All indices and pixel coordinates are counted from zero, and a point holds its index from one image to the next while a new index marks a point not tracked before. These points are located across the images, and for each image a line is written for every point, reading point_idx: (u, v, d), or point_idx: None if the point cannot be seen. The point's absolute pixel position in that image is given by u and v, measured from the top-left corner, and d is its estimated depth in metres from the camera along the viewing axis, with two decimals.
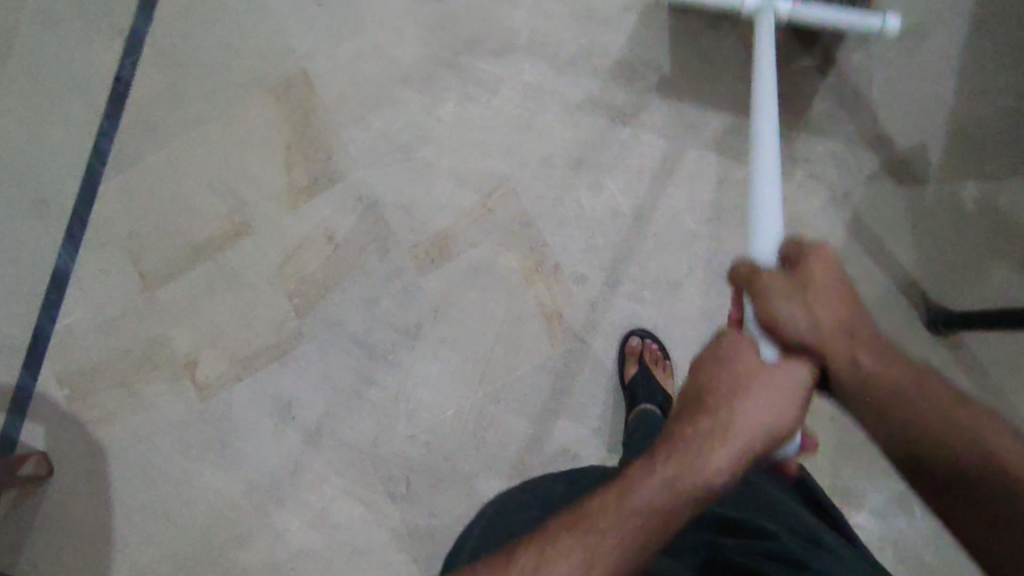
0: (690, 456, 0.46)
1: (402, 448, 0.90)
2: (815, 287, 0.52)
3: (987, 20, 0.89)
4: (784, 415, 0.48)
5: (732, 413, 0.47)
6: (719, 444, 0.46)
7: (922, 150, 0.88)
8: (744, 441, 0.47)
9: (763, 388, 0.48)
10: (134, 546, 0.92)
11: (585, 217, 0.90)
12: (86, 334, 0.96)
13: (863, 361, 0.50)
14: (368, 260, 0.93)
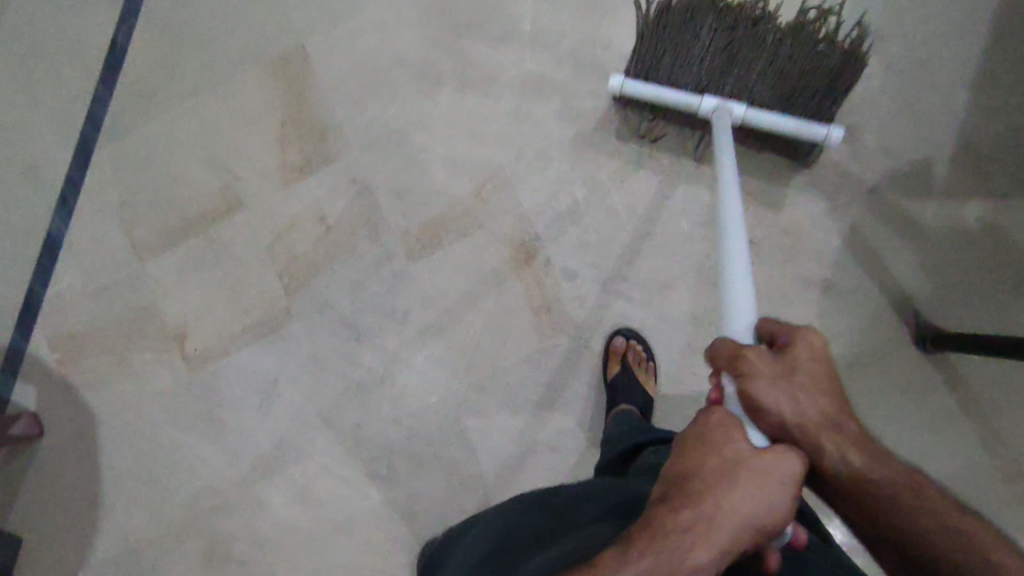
0: (674, 547, 0.45)
1: (385, 430, 0.91)
2: (801, 374, 0.53)
3: (998, 34, 0.87)
4: (779, 504, 0.47)
5: (725, 498, 0.47)
6: (705, 537, 0.45)
7: (923, 163, 0.87)
8: (735, 528, 0.46)
9: (751, 480, 0.47)
10: (121, 510, 0.94)
11: (578, 212, 0.90)
12: (78, 300, 0.97)
13: (850, 454, 0.51)
14: (359, 242, 0.93)
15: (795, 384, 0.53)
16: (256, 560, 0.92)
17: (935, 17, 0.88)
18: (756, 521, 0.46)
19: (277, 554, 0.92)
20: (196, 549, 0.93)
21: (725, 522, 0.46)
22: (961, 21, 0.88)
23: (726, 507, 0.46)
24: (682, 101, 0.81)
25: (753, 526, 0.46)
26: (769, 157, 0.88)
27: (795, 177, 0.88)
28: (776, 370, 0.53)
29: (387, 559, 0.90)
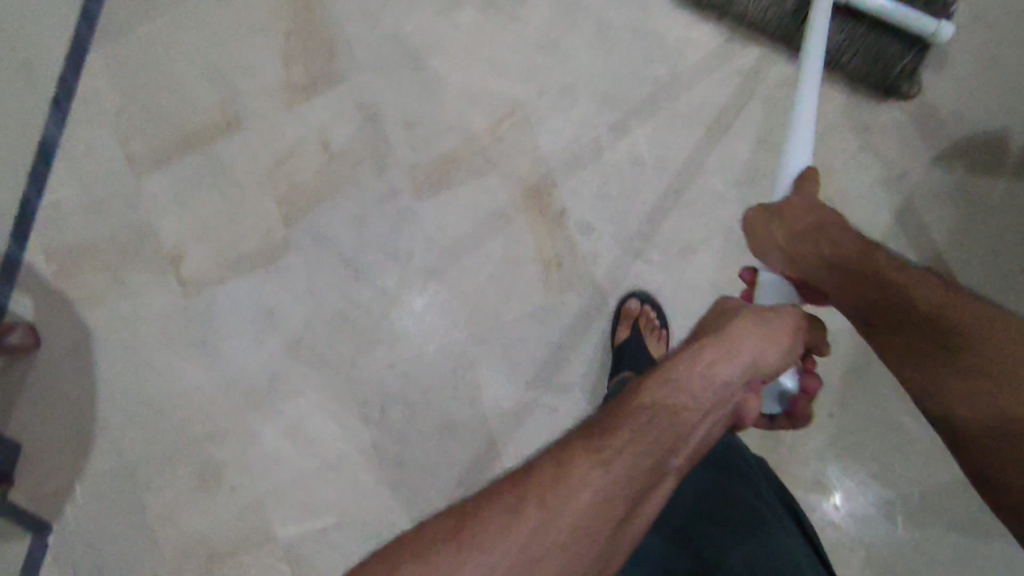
0: (685, 375, 0.43)
1: (380, 373, 0.88)
2: (791, 212, 0.56)
3: None
4: (782, 337, 0.46)
5: (724, 333, 0.46)
6: (718, 359, 0.44)
7: (998, 133, 0.77)
8: (741, 361, 0.44)
9: (755, 319, 0.46)
10: (118, 425, 0.95)
11: (602, 160, 0.81)
12: (73, 212, 0.93)
13: (831, 252, 0.53)
14: (363, 174, 0.87)
15: (789, 214, 0.56)
16: (247, 487, 0.92)
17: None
18: (762, 353, 0.45)
19: (266, 483, 0.92)
20: (189, 470, 0.94)
21: (730, 350, 0.44)
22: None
23: (731, 339, 0.45)
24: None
25: (759, 357, 0.45)
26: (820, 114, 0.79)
27: (849, 138, 0.78)
28: (773, 216, 0.57)
29: (375, 499, 0.89)
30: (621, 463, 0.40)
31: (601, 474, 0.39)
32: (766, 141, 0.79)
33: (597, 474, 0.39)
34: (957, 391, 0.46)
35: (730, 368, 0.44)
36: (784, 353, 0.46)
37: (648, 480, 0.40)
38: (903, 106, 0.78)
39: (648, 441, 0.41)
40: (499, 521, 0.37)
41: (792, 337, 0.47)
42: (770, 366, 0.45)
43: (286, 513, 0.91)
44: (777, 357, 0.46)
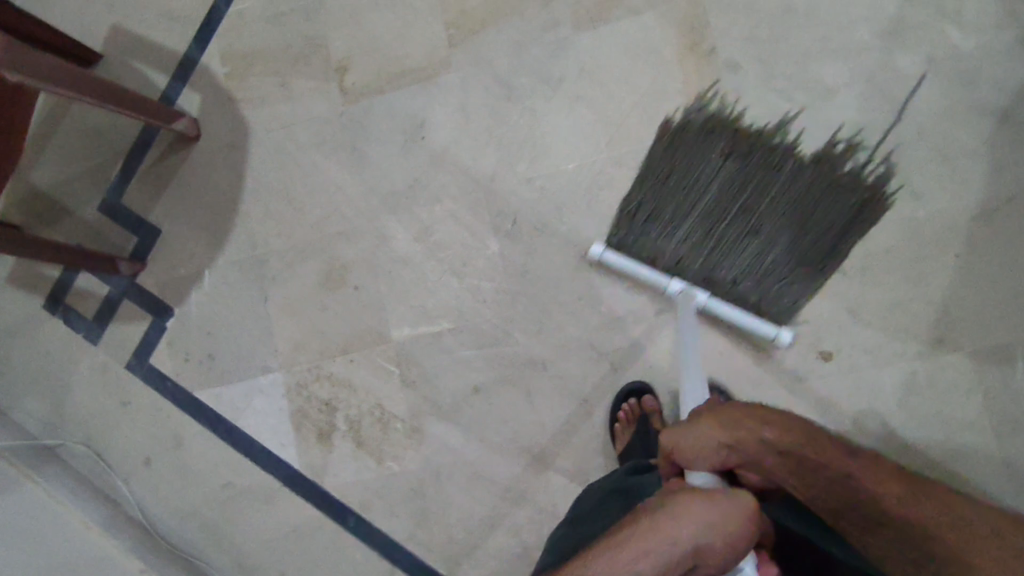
0: (626, 541, 0.46)
1: (517, 187, 0.93)
2: (715, 411, 0.59)
3: None
4: (711, 528, 0.45)
5: (657, 517, 0.47)
6: (656, 536, 0.45)
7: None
8: (664, 554, 0.44)
9: (705, 503, 0.47)
10: (254, 221, 1.01)
11: (755, 7, 0.89)
12: (255, 22, 1.02)
13: (767, 435, 0.56)
14: (530, 8, 0.95)
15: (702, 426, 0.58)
16: (371, 287, 0.97)
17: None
18: (691, 545, 0.45)
19: (389, 285, 0.96)
20: (316, 267, 0.98)
21: (663, 531, 0.45)
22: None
23: (653, 534, 0.45)
24: (651, 278, 0.85)
25: (700, 545, 0.45)
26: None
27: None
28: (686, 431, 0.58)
29: (493, 307, 0.93)
30: None
31: None
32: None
33: None
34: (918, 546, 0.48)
35: (665, 550, 0.44)
36: (721, 549, 0.45)
37: None
38: None
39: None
40: None
41: (727, 539, 0.45)
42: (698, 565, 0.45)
43: (404, 315, 0.96)
44: (722, 544, 0.45)
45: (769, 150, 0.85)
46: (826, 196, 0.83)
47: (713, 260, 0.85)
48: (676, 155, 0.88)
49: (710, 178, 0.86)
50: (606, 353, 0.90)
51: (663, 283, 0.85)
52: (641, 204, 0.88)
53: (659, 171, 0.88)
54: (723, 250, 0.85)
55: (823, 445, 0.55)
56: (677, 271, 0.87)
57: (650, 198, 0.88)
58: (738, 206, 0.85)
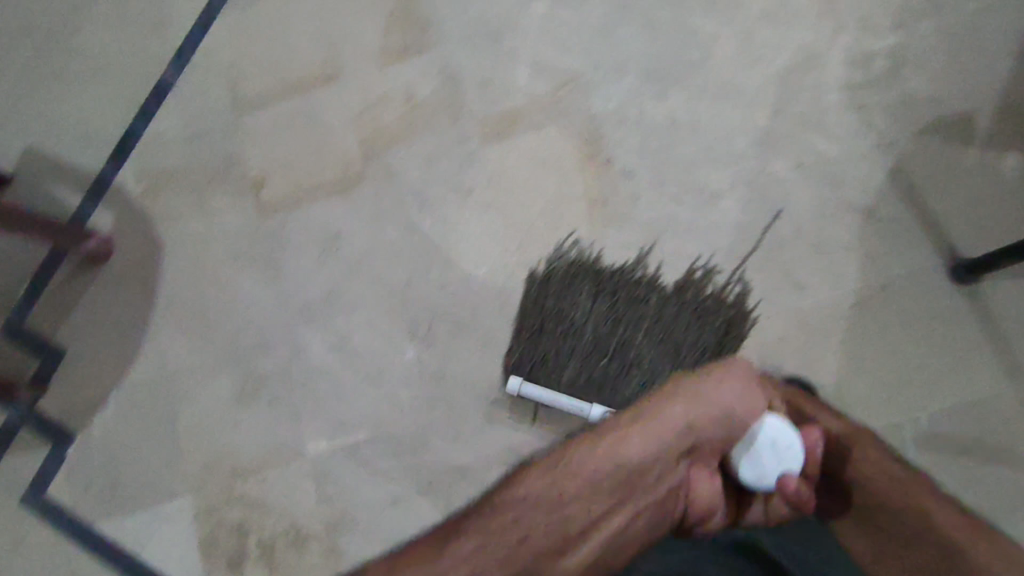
0: (669, 400, 0.67)
1: (431, 293, 0.95)
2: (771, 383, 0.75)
3: None
4: (713, 402, 0.66)
5: (663, 403, 0.68)
6: (693, 399, 0.67)
7: (981, 108, 0.90)
8: (666, 428, 0.66)
9: (733, 379, 0.68)
10: (166, 337, 0.99)
11: (645, 121, 0.96)
12: (171, 142, 1.04)
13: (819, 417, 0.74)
14: (440, 123, 1.00)
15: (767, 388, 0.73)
16: (286, 400, 0.95)
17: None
18: (688, 419, 0.66)
19: (305, 397, 0.94)
20: (230, 382, 0.96)
21: (695, 403, 0.66)
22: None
23: (657, 416, 0.67)
24: (572, 409, 0.88)
25: (725, 417, 0.66)
26: (833, 86, 0.92)
27: (856, 107, 0.92)
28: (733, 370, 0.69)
29: (411, 415, 0.92)
30: (606, 452, 0.66)
31: (588, 452, 0.67)
32: (781, 112, 0.93)
33: (587, 459, 0.66)
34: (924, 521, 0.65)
35: (695, 417, 0.66)
36: (722, 421, 0.66)
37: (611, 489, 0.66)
38: (900, 90, 0.91)
39: (597, 480, 0.66)
40: (521, 491, 0.66)
41: (725, 416, 0.66)
42: (703, 434, 0.66)
43: (320, 427, 0.93)
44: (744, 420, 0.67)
45: (633, 280, 0.91)
46: (689, 325, 0.88)
47: (607, 394, 0.89)
48: (546, 304, 0.91)
49: (584, 315, 0.91)
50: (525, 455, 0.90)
51: (585, 411, 0.88)
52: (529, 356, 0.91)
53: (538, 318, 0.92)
54: (615, 386, 0.88)
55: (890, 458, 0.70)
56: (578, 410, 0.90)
57: (534, 349, 0.91)
58: (621, 336, 0.88)
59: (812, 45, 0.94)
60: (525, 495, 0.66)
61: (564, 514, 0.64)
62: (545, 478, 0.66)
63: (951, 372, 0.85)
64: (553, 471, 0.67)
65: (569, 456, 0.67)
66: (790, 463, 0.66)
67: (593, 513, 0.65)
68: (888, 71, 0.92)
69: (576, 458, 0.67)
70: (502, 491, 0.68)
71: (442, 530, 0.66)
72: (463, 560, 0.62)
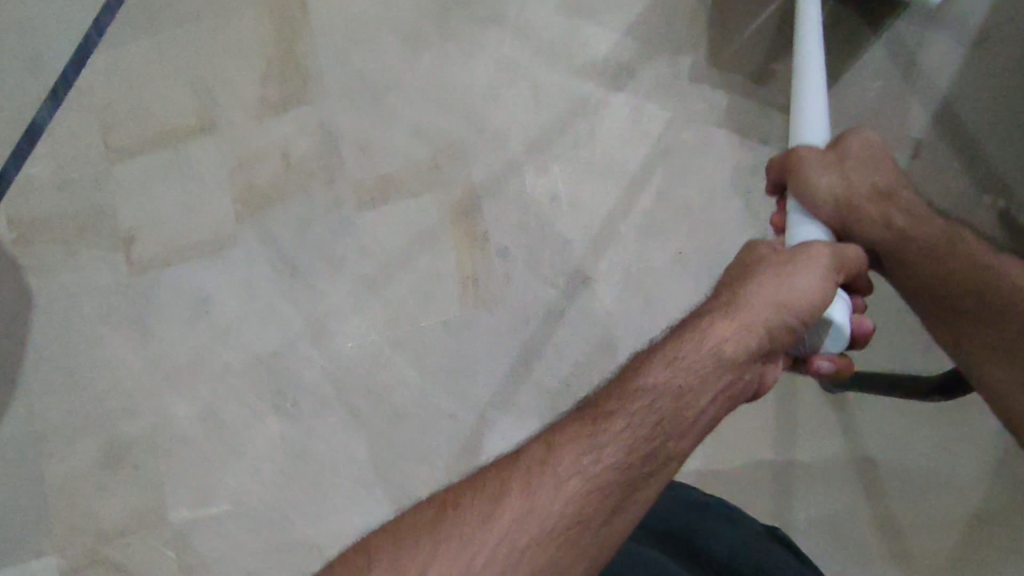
0: (743, 293, 0.50)
1: (298, 365, 0.93)
2: (857, 211, 0.62)
3: (973, 84, 0.82)
4: (813, 278, 0.50)
5: (754, 283, 0.50)
6: (786, 269, 0.51)
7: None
8: (775, 310, 0.48)
9: (818, 258, 0.52)
10: (33, 393, 0.97)
11: (524, 195, 0.91)
12: (44, 188, 1.01)
13: (898, 217, 0.63)
14: (315, 185, 0.96)
15: (847, 166, 0.63)
16: (150, 467, 0.94)
17: (922, 55, 0.84)
18: (805, 286, 0.50)
19: (169, 463, 0.94)
20: (95, 443, 0.95)
21: (783, 286, 0.49)
22: (947, 61, 0.83)
23: (751, 302, 0.49)
24: None
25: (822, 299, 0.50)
26: (720, 168, 0.87)
27: (742, 192, 0.86)
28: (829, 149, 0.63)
29: (272, 489, 0.91)
30: (675, 378, 0.46)
31: (648, 390, 0.45)
32: (664, 194, 0.88)
33: (647, 392, 0.45)
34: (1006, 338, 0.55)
35: (793, 303, 0.49)
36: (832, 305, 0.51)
37: (690, 410, 0.45)
38: None
39: (701, 382, 0.46)
40: (555, 457, 0.42)
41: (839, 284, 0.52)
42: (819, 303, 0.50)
43: (183, 496, 0.93)
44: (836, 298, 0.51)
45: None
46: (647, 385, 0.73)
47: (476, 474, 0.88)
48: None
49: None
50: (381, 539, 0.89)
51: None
52: (399, 434, 0.90)
53: (407, 393, 0.91)
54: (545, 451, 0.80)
55: (934, 220, 0.63)
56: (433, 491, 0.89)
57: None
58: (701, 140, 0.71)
59: (699, 122, 0.88)
60: (612, 414, 0.44)
61: (675, 417, 0.45)
62: (647, 379, 0.46)
63: (813, 472, 0.84)
64: (647, 379, 0.46)
65: (610, 413, 0.45)
66: (832, 343, 0.54)
67: (677, 440, 0.45)
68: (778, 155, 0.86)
69: (673, 352, 0.47)
70: (570, 418, 0.46)
71: (521, 450, 0.44)
72: (540, 502, 0.40)
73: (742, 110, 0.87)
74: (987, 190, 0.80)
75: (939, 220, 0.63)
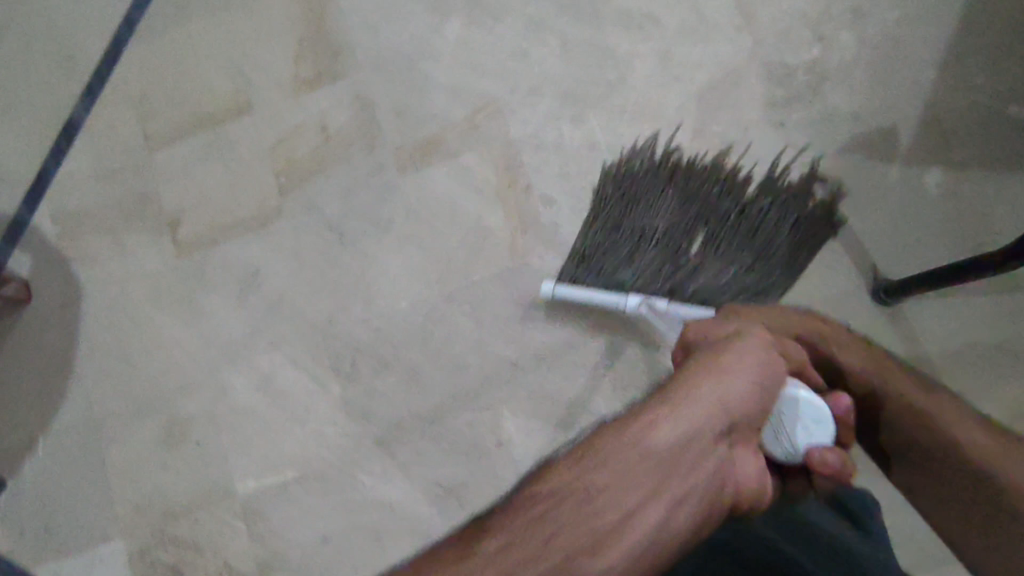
0: (680, 386, 0.54)
1: (355, 329, 0.95)
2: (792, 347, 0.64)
3: (977, 14, 0.89)
4: (747, 369, 0.55)
5: (690, 375, 0.55)
6: (715, 362, 0.56)
7: (900, 125, 0.89)
8: (706, 404, 0.52)
9: (745, 349, 0.57)
10: (91, 380, 0.98)
11: (564, 145, 0.94)
12: (85, 180, 1.03)
13: (840, 355, 0.64)
14: (355, 153, 0.98)
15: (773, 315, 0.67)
16: (214, 442, 0.95)
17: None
18: (717, 377, 0.54)
19: (232, 437, 0.95)
20: (157, 424, 0.96)
21: (714, 373, 0.54)
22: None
23: (687, 392, 0.53)
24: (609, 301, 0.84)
25: (748, 388, 0.54)
26: (753, 105, 0.91)
27: (777, 124, 0.90)
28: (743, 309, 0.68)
29: (339, 452, 0.93)
30: (609, 467, 0.48)
31: (581, 480, 0.48)
32: (701, 133, 0.91)
33: (578, 480, 0.48)
34: (970, 495, 0.54)
35: (722, 393, 0.53)
36: (761, 394, 0.55)
37: (622, 504, 0.47)
38: (820, 107, 0.90)
39: (634, 472, 0.48)
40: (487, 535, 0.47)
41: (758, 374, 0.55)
42: (738, 395, 0.53)
43: (248, 468, 0.94)
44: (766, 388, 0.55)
45: (710, 186, 0.85)
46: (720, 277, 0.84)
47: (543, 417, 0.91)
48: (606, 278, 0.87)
49: (652, 217, 0.85)
50: (452, 489, 0.90)
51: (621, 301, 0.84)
52: (462, 387, 0.92)
53: (466, 346, 0.93)
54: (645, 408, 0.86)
55: (881, 362, 0.63)
56: (499, 439, 0.91)
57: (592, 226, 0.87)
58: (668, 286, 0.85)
59: (727, 62, 0.92)
60: (542, 497, 0.48)
61: (597, 508, 0.47)
62: (570, 467, 0.50)
63: None
64: (579, 464, 0.50)
65: (540, 501, 0.48)
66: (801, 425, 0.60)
67: (607, 534, 0.46)
68: (807, 89, 0.90)
69: (610, 440, 0.51)
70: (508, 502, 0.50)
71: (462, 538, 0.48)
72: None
73: (766, 50, 0.92)
74: (995, 111, 0.88)
75: (879, 357, 0.64)
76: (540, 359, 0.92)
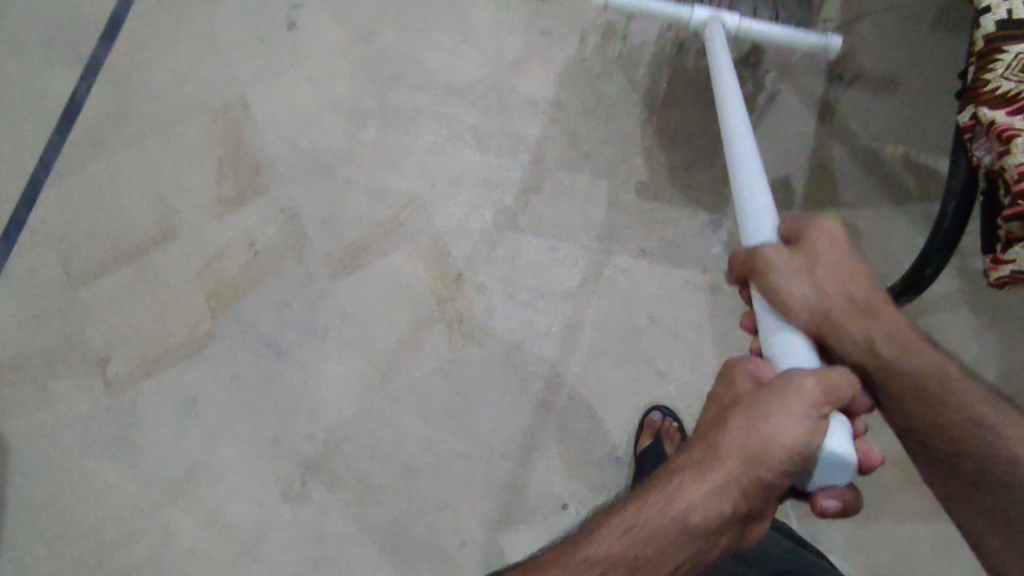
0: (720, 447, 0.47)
1: (300, 445, 0.91)
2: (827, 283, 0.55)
3: (848, 64, 0.95)
4: (794, 434, 0.46)
5: (731, 436, 0.48)
6: (761, 424, 0.47)
7: (794, 171, 0.94)
8: (743, 478, 0.46)
9: (803, 406, 0.47)
10: (22, 544, 0.92)
11: (489, 232, 0.96)
12: (6, 330, 0.99)
13: (882, 346, 0.56)
14: (285, 265, 0.98)
15: (831, 271, 0.56)
16: None
17: None
18: (756, 452, 0.46)
19: None
20: None
21: (756, 441, 0.46)
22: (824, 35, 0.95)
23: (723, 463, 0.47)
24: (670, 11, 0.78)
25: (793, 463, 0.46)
26: (659, 170, 0.95)
27: (684, 187, 0.94)
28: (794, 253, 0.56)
29: None
30: (645, 540, 0.45)
31: (617, 552, 0.46)
32: (616, 204, 0.95)
33: (616, 548, 0.46)
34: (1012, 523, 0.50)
35: (757, 469, 0.46)
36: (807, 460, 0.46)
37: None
38: (720, 166, 0.95)
39: (667, 546, 0.45)
40: None
41: (804, 447, 0.45)
42: (775, 474, 0.46)
43: None
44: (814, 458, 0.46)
45: None
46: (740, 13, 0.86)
47: (504, 506, 0.88)
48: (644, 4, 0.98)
49: None
50: None
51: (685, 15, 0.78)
52: (420, 489, 0.89)
53: (418, 447, 0.90)
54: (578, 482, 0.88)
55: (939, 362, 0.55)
56: (462, 539, 0.87)
57: None
58: None
59: (630, 135, 0.97)
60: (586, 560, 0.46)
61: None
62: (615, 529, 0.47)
63: None
64: (619, 532, 0.47)
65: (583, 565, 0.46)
66: (837, 475, 0.46)
67: None
68: (705, 150, 0.95)
69: (646, 512, 0.47)
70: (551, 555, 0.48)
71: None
72: None
73: (665, 118, 0.96)
74: (879, 148, 0.93)
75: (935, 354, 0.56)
76: (494, 448, 0.89)
